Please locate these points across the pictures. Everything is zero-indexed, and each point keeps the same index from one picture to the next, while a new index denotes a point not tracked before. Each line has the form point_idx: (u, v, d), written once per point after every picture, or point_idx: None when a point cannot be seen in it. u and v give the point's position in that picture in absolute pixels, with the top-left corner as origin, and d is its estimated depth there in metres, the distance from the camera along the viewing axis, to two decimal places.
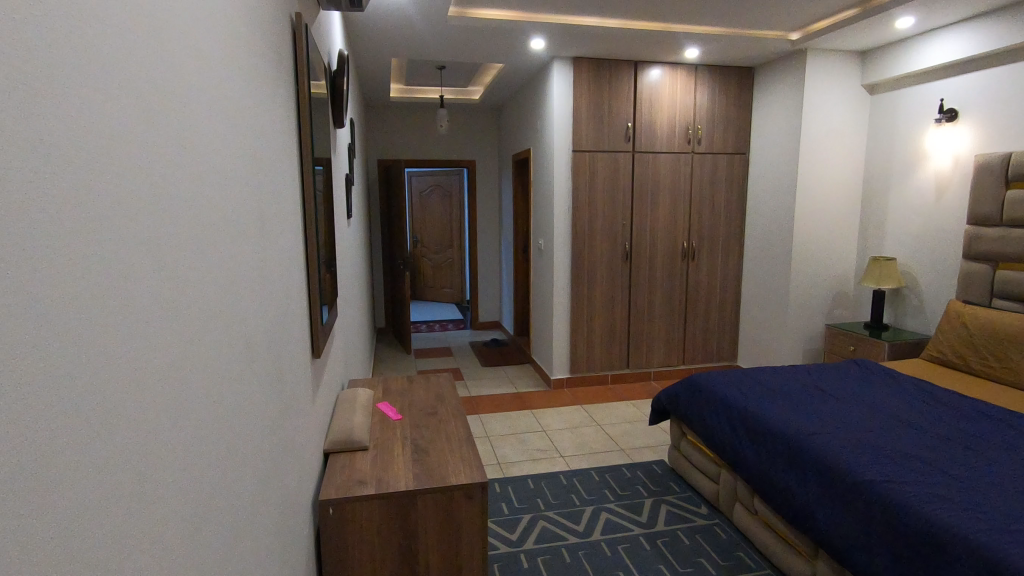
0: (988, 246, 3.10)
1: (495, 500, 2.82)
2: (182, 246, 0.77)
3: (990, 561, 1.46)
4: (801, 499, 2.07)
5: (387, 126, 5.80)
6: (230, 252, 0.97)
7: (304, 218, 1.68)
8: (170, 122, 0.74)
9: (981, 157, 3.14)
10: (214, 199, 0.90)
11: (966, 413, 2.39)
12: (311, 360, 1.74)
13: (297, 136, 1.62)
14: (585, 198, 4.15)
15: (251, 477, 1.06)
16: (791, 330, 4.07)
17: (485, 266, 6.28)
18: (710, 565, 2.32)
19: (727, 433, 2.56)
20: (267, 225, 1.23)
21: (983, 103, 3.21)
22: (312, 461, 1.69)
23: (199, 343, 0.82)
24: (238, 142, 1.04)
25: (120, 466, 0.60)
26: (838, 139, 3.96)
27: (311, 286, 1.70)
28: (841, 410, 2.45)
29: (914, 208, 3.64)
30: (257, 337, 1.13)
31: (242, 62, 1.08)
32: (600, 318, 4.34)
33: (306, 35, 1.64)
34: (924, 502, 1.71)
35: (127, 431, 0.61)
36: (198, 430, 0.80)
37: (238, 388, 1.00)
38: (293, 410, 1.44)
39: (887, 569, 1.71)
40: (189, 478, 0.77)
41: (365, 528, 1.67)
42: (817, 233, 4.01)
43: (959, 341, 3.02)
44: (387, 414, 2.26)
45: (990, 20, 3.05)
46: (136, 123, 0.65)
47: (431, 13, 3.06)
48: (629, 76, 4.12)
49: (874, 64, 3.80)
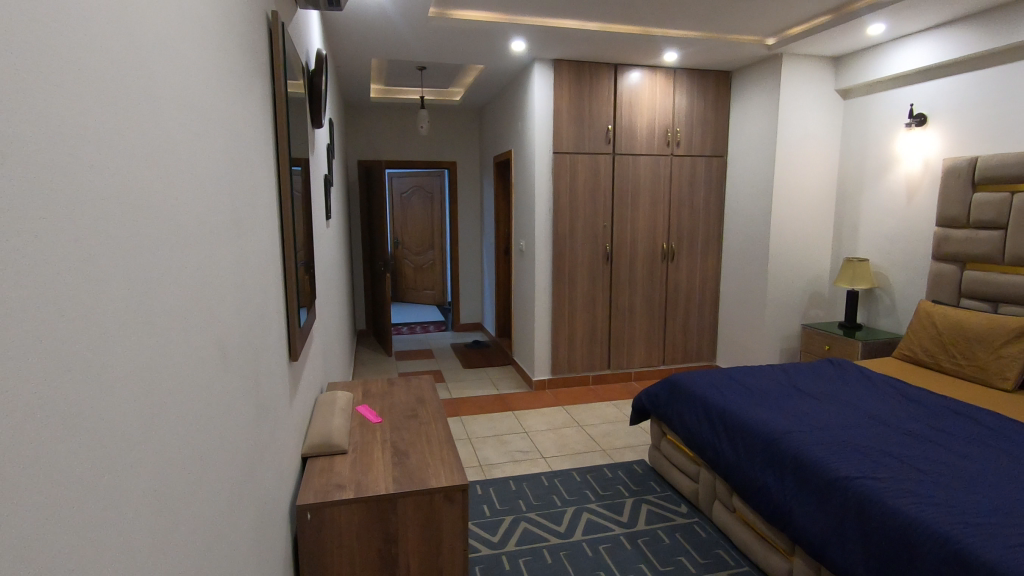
0: (956, 247, 3.20)
1: (476, 502, 2.80)
2: (153, 245, 0.75)
3: (961, 556, 1.50)
4: (778, 497, 2.10)
5: (367, 127, 5.76)
6: (203, 252, 0.95)
7: (282, 219, 1.65)
8: (140, 118, 0.72)
9: (949, 161, 3.24)
10: (188, 203, 0.88)
11: (935, 410, 2.46)
12: (289, 363, 1.72)
13: (274, 136, 1.59)
14: (566, 199, 4.17)
15: (227, 483, 1.04)
16: (769, 330, 4.14)
17: (466, 268, 6.26)
18: (690, 563, 2.34)
19: (706, 432, 2.59)
20: (242, 225, 1.21)
21: (951, 109, 3.30)
22: (290, 466, 1.66)
23: (172, 347, 0.80)
24: (211, 140, 1.02)
25: (90, 472, 0.58)
26: (813, 143, 4.04)
27: (289, 288, 1.67)
28: (816, 408, 2.49)
29: (886, 210, 3.73)
30: (233, 340, 1.11)
31: (216, 61, 1.06)
32: (581, 319, 4.35)
33: (283, 35, 1.61)
34: (897, 498, 1.75)
35: (96, 437, 0.59)
36: (171, 434, 0.78)
37: (212, 392, 0.97)
38: (270, 415, 1.42)
39: (862, 565, 1.74)
40: (161, 486, 0.74)
41: (343, 533, 1.65)
42: (793, 235, 4.09)
43: (928, 340, 3.10)
44: (367, 417, 2.24)
45: (956, 28, 3.14)
46: (105, 116, 0.63)
47: (410, 13, 3.04)
48: (609, 78, 4.15)
49: (847, 69, 3.89)
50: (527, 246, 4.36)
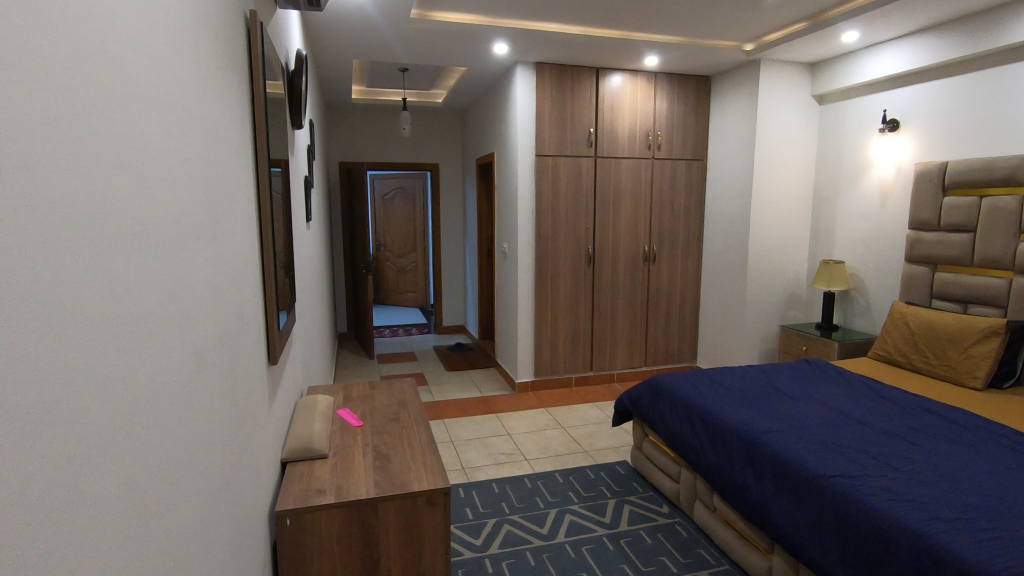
0: (927, 250, 3.28)
1: (459, 506, 2.79)
2: (126, 246, 0.73)
3: (934, 551, 1.54)
4: (757, 496, 2.14)
5: (347, 128, 5.71)
6: (179, 255, 0.93)
7: (261, 220, 1.62)
8: (111, 117, 0.70)
9: (920, 166, 3.32)
10: (164, 206, 0.87)
11: (909, 408, 2.52)
12: (267, 367, 1.69)
13: (252, 136, 1.57)
14: (548, 201, 4.18)
15: (204, 489, 1.02)
16: (748, 331, 4.20)
17: (447, 270, 6.24)
18: (672, 563, 2.36)
19: (688, 432, 2.62)
20: (219, 227, 1.19)
21: (922, 115, 3.39)
22: (269, 472, 1.63)
23: (148, 352, 0.79)
24: (187, 140, 1.00)
25: (62, 479, 0.56)
26: (791, 147, 4.11)
27: (268, 290, 1.64)
28: (794, 408, 2.54)
29: (860, 213, 3.81)
30: (209, 343, 1.09)
31: (192, 60, 1.04)
32: (563, 321, 4.36)
33: (261, 34, 1.59)
34: (872, 496, 1.79)
35: (67, 443, 0.57)
36: (145, 439, 0.77)
37: (188, 396, 0.96)
38: (248, 420, 1.40)
39: (838, 563, 1.78)
40: (135, 493, 0.73)
41: (324, 539, 1.63)
42: (771, 237, 4.16)
43: (901, 340, 3.17)
44: (348, 420, 2.22)
45: (927, 36, 3.23)
46: (76, 114, 0.62)
47: (392, 14, 3.03)
48: (591, 82, 4.17)
49: (823, 76, 3.97)
50: (510, 249, 4.37)
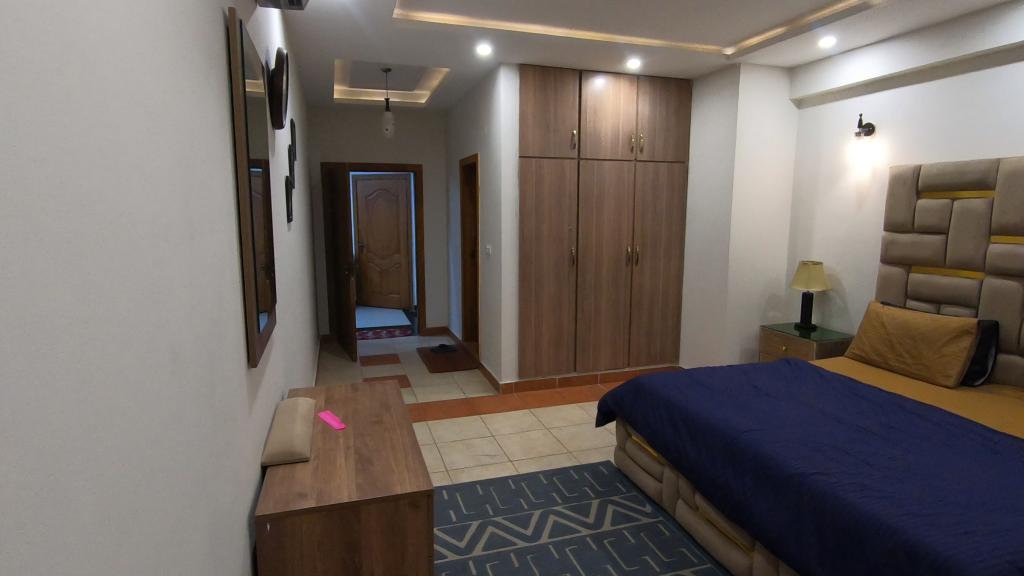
0: (901, 251, 3.35)
1: (443, 508, 2.78)
2: (100, 246, 0.72)
3: (909, 546, 1.57)
4: (738, 494, 2.16)
5: (329, 128, 5.66)
6: (154, 257, 0.91)
7: (240, 221, 1.60)
8: (86, 117, 0.69)
9: (895, 169, 3.40)
10: (138, 209, 0.85)
11: (885, 407, 2.57)
12: (247, 370, 1.67)
13: (231, 136, 1.55)
14: (532, 203, 4.19)
15: (181, 495, 1.00)
16: (729, 332, 4.25)
17: (431, 271, 6.21)
18: (655, 562, 2.38)
19: (670, 432, 2.64)
20: (196, 228, 1.17)
21: (896, 119, 3.47)
22: (248, 476, 1.61)
23: (122, 358, 0.77)
24: (162, 140, 0.98)
25: (31, 486, 0.55)
26: (770, 150, 4.18)
27: (247, 291, 1.62)
28: (774, 407, 2.57)
29: (838, 215, 3.88)
30: (186, 345, 1.07)
31: (169, 59, 1.02)
32: (547, 322, 4.37)
33: (240, 32, 1.57)
34: (850, 492, 1.82)
35: (35, 449, 0.56)
36: (119, 442, 0.75)
37: (164, 400, 0.94)
38: (227, 423, 1.37)
39: (817, 559, 1.80)
40: (110, 498, 0.71)
41: (305, 543, 1.61)
42: (751, 239, 4.22)
43: (877, 339, 3.23)
44: (329, 423, 2.20)
45: (902, 43, 3.31)
46: (49, 114, 0.60)
47: (375, 14, 3.01)
48: (574, 84, 4.19)
49: (801, 80, 4.04)
50: (493, 250, 4.37)
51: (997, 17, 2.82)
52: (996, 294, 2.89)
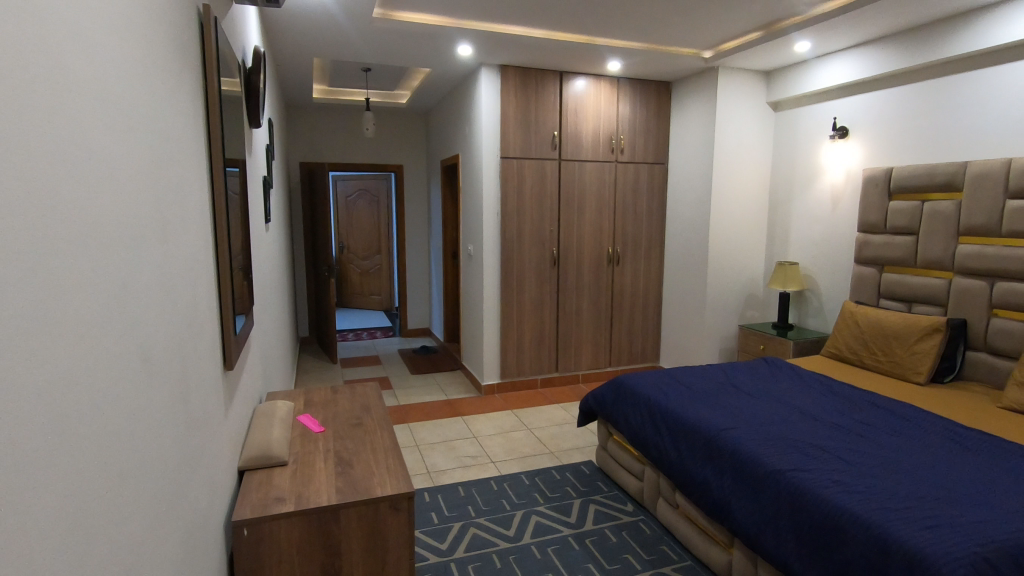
0: (875, 251, 3.43)
1: (424, 510, 2.77)
2: (67, 246, 0.69)
3: (881, 540, 1.61)
4: (717, 491, 2.19)
5: (308, 128, 5.60)
6: (126, 261, 0.89)
7: (216, 222, 1.57)
8: (53, 112, 0.67)
9: (868, 171, 3.48)
10: (109, 212, 0.83)
11: (860, 404, 2.63)
12: (223, 373, 1.64)
13: (206, 135, 1.52)
14: (513, 203, 4.19)
15: (155, 501, 0.98)
16: (709, 331, 4.30)
17: (413, 272, 6.17)
18: (636, 560, 2.40)
19: (650, 431, 2.66)
20: (169, 228, 1.14)
21: (869, 122, 3.55)
22: (225, 481, 1.58)
23: (93, 362, 0.75)
24: (133, 137, 0.95)
25: None
26: (748, 152, 4.24)
27: (224, 293, 1.59)
28: (753, 405, 2.61)
29: (813, 216, 3.96)
30: (159, 348, 1.04)
31: (141, 57, 1.00)
32: (528, 323, 4.38)
33: (216, 29, 1.55)
34: (825, 488, 1.86)
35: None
36: (91, 446, 0.73)
37: (136, 403, 0.91)
38: (202, 428, 1.35)
39: (793, 554, 1.84)
40: (81, 502, 0.70)
41: (283, 548, 1.59)
42: (729, 240, 4.28)
43: (851, 339, 3.29)
44: (309, 426, 2.17)
45: (873, 48, 3.39)
46: (15, 111, 0.59)
47: (355, 13, 2.99)
48: (555, 85, 4.21)
49: (777, 84, 4.12)
50: (475, 251, 4.36)
51: (965, 25, 2.91)
52: (964, 293, 2.97)
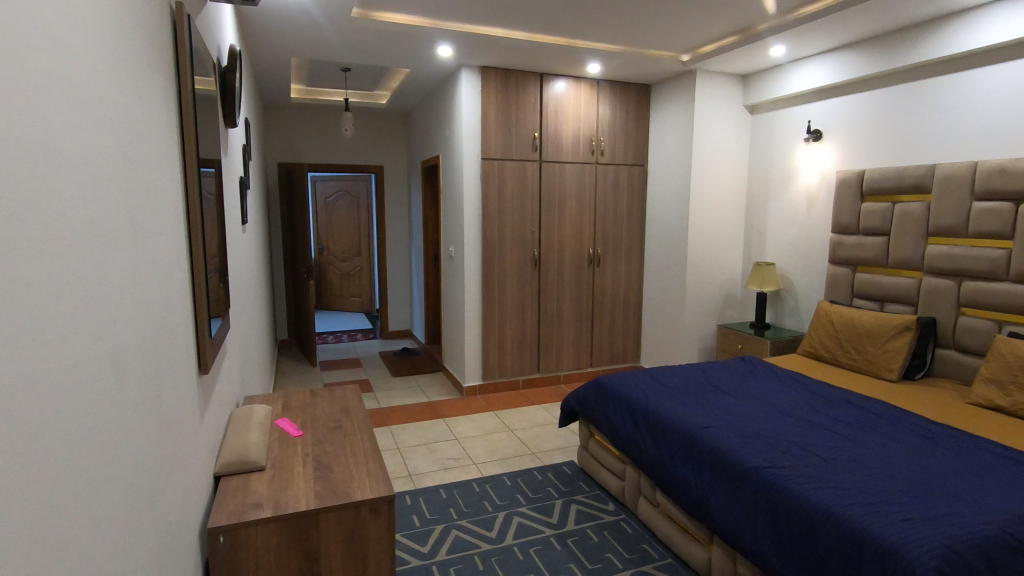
0: (848, 252, 3.50)
1: (406, 513, 2.74)
2: (35, 250, 0.67)
3: (856, 535, 1.64)
4: (697, 489, 2.21)
5: (285, 128, 5.53)
6: (95, 264, 0.86)
7: (190, 222, 1.53)
8: (20, 112, 0.65)
9: (841, 174, 3.55)
10: (78, 217, 0.81)
11: (835, 401, 2.67)
12: (198, 377, 1.60)
13: (179, 135, 1.49)
14: (494, 204, 4.19)
15: (126, 509, 0.95)
16: (688, 331, 4.36)
17: (394, 274, 6.12)
18: (618, 559, 2.41)
19: (631, 431, 2.69)
20: (140, 229, 1.11)
21: (842, 126, 3.63)
22: (200, 486, 1.54)
23: (60, 368, 0.73)
24: (103, 140, 0.93)
25: None
26: (725, 155, 4.30)
27: (198, 296, 1.56)
28: (732, 404, 2.64)
29: (789, 218, 4.03)
30: (130, 353, 1.01)
31: (110, 57, 0.97)
32: (510, 324, 4.38)
33: (189, 27, 1.52)
34: (800, 484, 1.89)
35: None
36: (60, 450, 0.71)
37: (107, 411, 0.88)
38: (176, 432, 1.32)
39: (770, 551, 1.87)
40: (49, 508, 0.67)
41: (260, 554, 1.57)
42: (707, 241, 4.33)
43: (827, 338, 3.35)
44: (287, 430, 2.14)
45: (845, 53, 3.47)
46: None
47: (333, 12, 2.96)
48: (535, 87, 4.22)
49: (753, 87, 4.19)
50: (456, 252, 4.35)
51: (933, 31, 2.99)
52: (934, 292, 3.05)
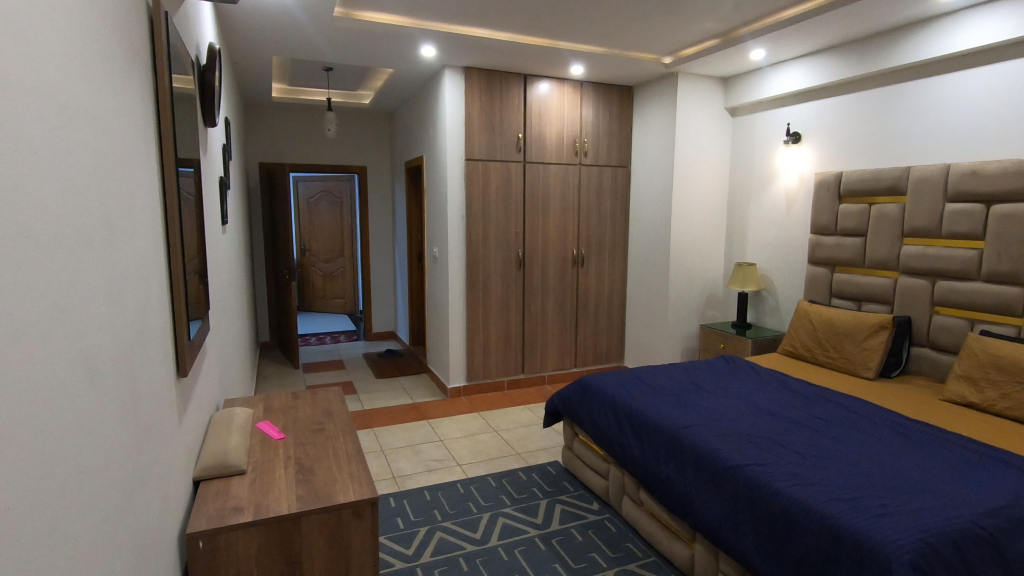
0: (827, 252, 3.56)
1: (390, 516, 2.73)
2: (8, 253, 0.66)
3: (835, 530, 1.67)
4: (680, 487, 2.23)
5: (266, 127, 5.47)
6: (70, 267, 0.85)
7: (168, 224, 1.50)
8: None
9: (820, 175, 3.62)
10: (53, 219, 0.80)
11: (815, 399, 2.72)
12: (177, 380, 1.58)
13: (156, 136, 1.46)
14: (478, 205, 4.19)
15: (103, 513, 0.93)
16: (671, 331, 4.39)
17: (377, 275, 6.08)
18: (602, 559, 2.42)
19: (615, 430, 2.70)
20: (115, 232, 1.08)
21: (820, 129, 3.70)
22: (179, 492, 1.52)
23: (34, 371, 0.72)
24: (79, 143, 0.92)
25: None
26: (706, 156, 4.35)
27: (177, 298, 1.53)
28: (715, 403, 2.67)
29: (769, 219, 4.09)
30: (105, 357, 0.99)
31: (86, 59, 0.96)
32: (494, 324, 4.38)
33: (167, 26, 1.50)
34: (782, 481, 1.92)
35: None
36: (33, 455, 0.70)
37: (82, 416, 0.87)
38: (153, 437, 1.30)
39: (751, 547, 1.89)
40: (22, 514, 0.66)
41: (240, 559, 1.54)
42: (689, 241, 4.37)
43: (808, 336, 3.40)
44: (269, 433, 2.11)
45: (824, 57, 3.53)
46: None
47: (316, 12, 2.93)
48: (519, 87, 4.23)
49: (734, 90, 4.25)
50: (440, 253, 4.33)
51: (909, 36, 3.06)
52: (909, 291, 3.12)
